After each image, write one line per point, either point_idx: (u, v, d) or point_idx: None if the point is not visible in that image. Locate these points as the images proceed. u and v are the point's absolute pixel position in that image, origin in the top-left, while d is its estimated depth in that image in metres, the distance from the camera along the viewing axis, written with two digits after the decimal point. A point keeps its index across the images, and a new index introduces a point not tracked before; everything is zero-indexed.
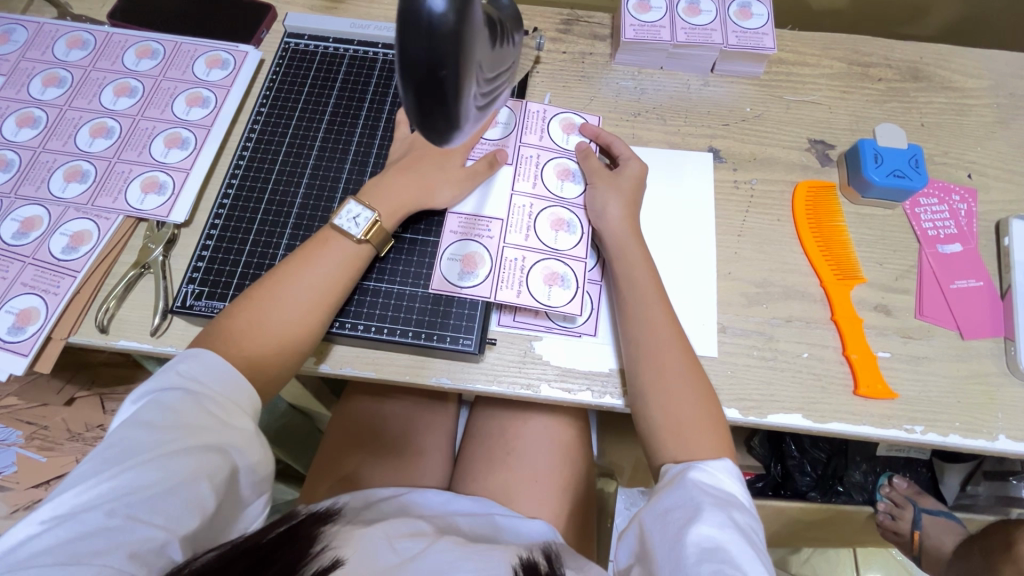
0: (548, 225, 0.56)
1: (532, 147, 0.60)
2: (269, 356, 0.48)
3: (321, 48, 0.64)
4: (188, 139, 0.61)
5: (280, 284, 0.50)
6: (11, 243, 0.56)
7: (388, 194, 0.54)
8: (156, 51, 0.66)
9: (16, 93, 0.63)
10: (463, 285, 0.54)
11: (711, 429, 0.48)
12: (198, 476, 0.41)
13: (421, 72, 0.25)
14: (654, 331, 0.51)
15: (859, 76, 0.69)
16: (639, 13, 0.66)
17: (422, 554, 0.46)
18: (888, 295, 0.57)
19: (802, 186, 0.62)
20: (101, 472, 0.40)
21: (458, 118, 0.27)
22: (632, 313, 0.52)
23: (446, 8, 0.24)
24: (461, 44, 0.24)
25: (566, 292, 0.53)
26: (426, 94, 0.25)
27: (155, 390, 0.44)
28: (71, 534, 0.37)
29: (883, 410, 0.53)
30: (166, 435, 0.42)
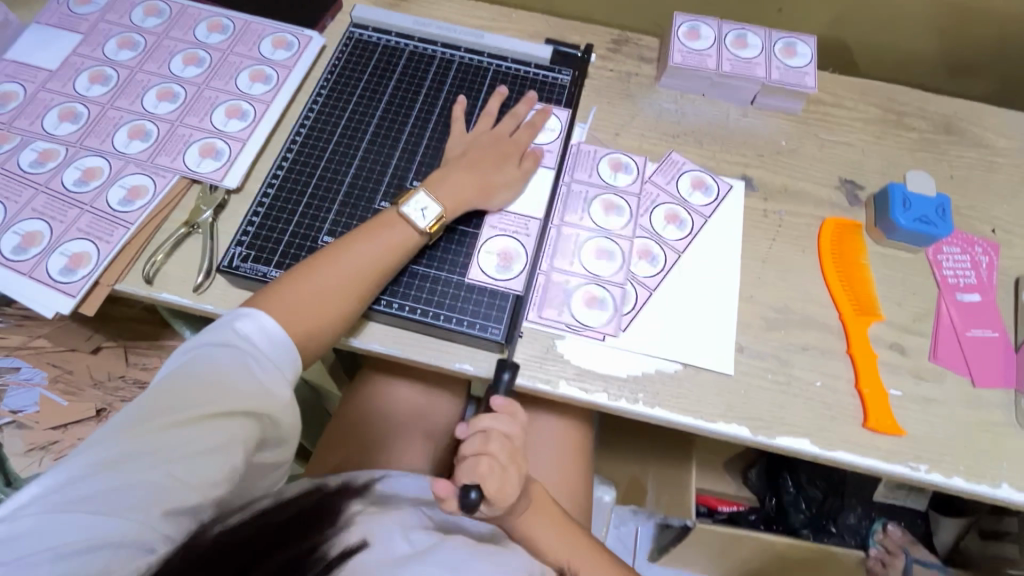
0: (593, 253, 0.59)
1: (580, 183, 0.63)
2: (319, 327, 0.50)
3: (384, 40, 0.67)
4: (248, 111, 0.64)
5: (342, 259, 0.52)
6: (72, 189, 0.59)
7: (451, 187, 0.56)
8: (227, 27, 0.69)
9: (91, 51, 0.67)
10: (500, 279, 0.56)
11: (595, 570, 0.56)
12: (233, 441, 0.44)
13: None
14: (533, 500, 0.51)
15: (893, 123, 0.71)
16: (688, 41, 0.68)
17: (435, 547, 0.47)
18: (905, 335, 0.59)
19: (829, 222, 0.64)
20: (147, 423, 0.42)
21: None
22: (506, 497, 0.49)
23: None
24: None
25: (603, 313, 0.56)
26: None
27: (206, 344, 0.46)
28: (114, 482, 0.40)
29: (890, 446, 0.54)
30: (209, 394, 0.44)
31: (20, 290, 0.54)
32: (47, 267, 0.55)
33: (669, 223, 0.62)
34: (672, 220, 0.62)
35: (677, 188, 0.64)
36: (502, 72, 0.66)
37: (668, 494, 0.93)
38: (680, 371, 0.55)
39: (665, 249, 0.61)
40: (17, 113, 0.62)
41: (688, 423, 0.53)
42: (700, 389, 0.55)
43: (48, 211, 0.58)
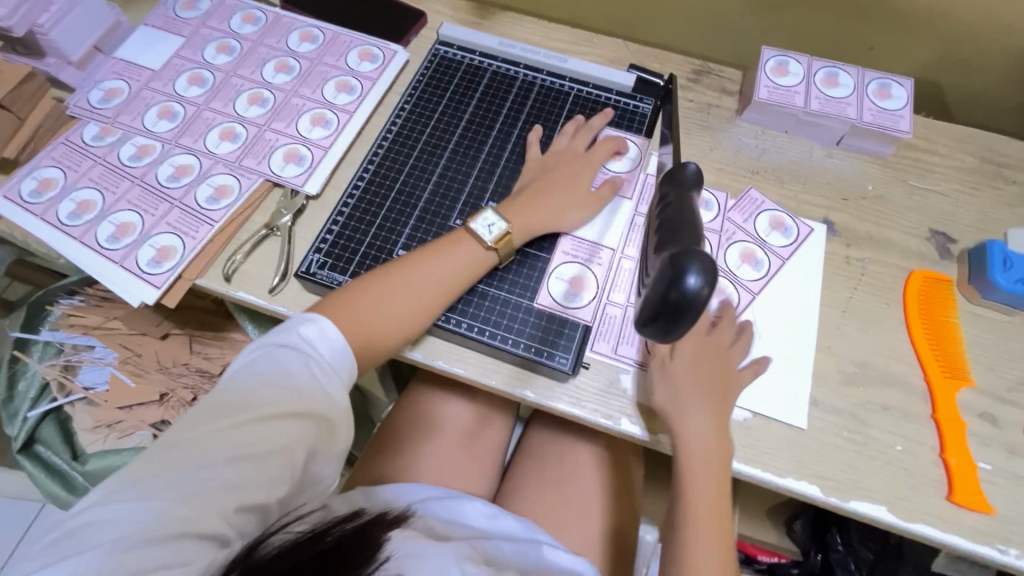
0: None
1: None
2: (383, 337, 0.51)
3: (468, 59, 0.68)
4: (332, 120, 0.66)
5: (410, 272, 0.52)
6: (165, 184, 0.62)
7: (521, 209, 0.56)
8: (317, 38, 0.72)
9: (192, 54, 0.70)
10: (568, 306, 0.55)
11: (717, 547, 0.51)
12: (296, 443, 0.45)
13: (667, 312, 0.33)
14: (704, 451, 0.50)
15: (992, 175, 0.67)
16: (776, 76, 0.66)
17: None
18: (998, 405, 0.55)
19: (916, 275, 0.60)
20: (218, 418, 0.44)
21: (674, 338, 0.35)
22: (684, 434, 0.51)
23: (699, 286, 0.32)
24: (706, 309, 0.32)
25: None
26: (663, 319, 0.33)
27: (273, 345, 0.47)
28: (186, 477, 0.42)
29: (976, 525, 0.50)
30: (276, 397, 0.45)
31: (111, 278, 0.57)
32: (137, 257, 0.58)
33: (744, 263, 0.60)
34: (747, 260, 0.60)
35: (755, 227, 0.62)
36: (582, 97, 0.66)
37: None
38: (749, 419, 0.53)
39: (738, 290, 0.59)
40: (120, 109, 0.66)
41: (754, 475, 0.51)
42: (769, 441, 0.52)
43: (141, 204, 0.60)
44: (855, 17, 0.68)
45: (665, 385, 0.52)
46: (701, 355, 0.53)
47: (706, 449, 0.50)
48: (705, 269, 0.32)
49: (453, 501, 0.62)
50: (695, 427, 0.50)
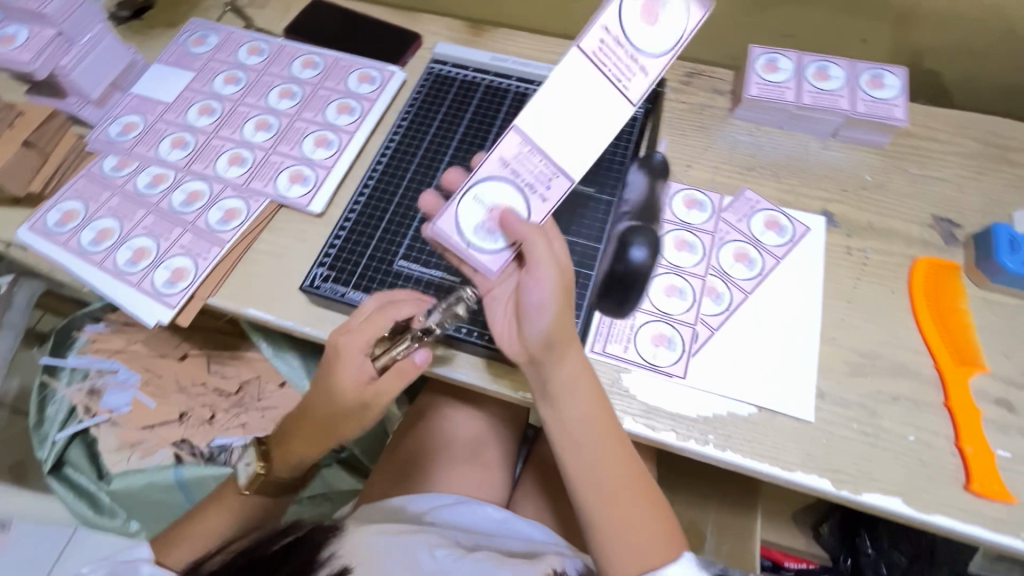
0: (662, 290, 0.58)
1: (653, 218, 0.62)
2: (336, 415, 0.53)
3: (461, 74, 0.71)
4: (333, 141, 0.68)
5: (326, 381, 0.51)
6: (178, 210, 0.65)
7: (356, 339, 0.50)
8: (318, 64, 0.75)
9: (202, 86, 0.74)
10: (477, 240, 0.48)
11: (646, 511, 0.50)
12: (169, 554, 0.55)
13: (617, 282, 0.57)
14: (598, 432, 0.49)
15: (995, 158, 0.66)
16: (765, 73, 0.67)
17: (453, 565, 0.51)
18: (1014, 390, 0.53)
19: (921, 262, 0.59)
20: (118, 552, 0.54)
21: (626, 308, 0.57)
22: (568, 415, 0.49)
23: (638, 259, 0.58)
24: (643, 277, 0.58)
25: (672, 353, 0.55)
26: (616, 287, 0.57)
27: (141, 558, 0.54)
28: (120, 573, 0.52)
29: (997, 514, 0.48)
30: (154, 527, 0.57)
31: (128, 300, 0.60)
32: (153, 280, 0.60)
33: (738, 262, 0.60)
34: (741, 258, 0.60)
35: (750, 226, 0.62)
36: None
37: (733, 543, 0.86)
38: (755, 415, 0.53)
39: (731, 287, 0.59)
40: (137, 141, 0.70)
41: (763, 471, 0.51)
42: (776, 435, 0.52)
43: (157, 229, 0.63)
44: (843, 11, 0.68)
45: (552, 369, 0.49)
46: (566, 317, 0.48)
47: (586, 415, 0.49)
48: (645, 248, 0.58)
49: (462, 504, 0.64)
50: (581, 413, 0.49)
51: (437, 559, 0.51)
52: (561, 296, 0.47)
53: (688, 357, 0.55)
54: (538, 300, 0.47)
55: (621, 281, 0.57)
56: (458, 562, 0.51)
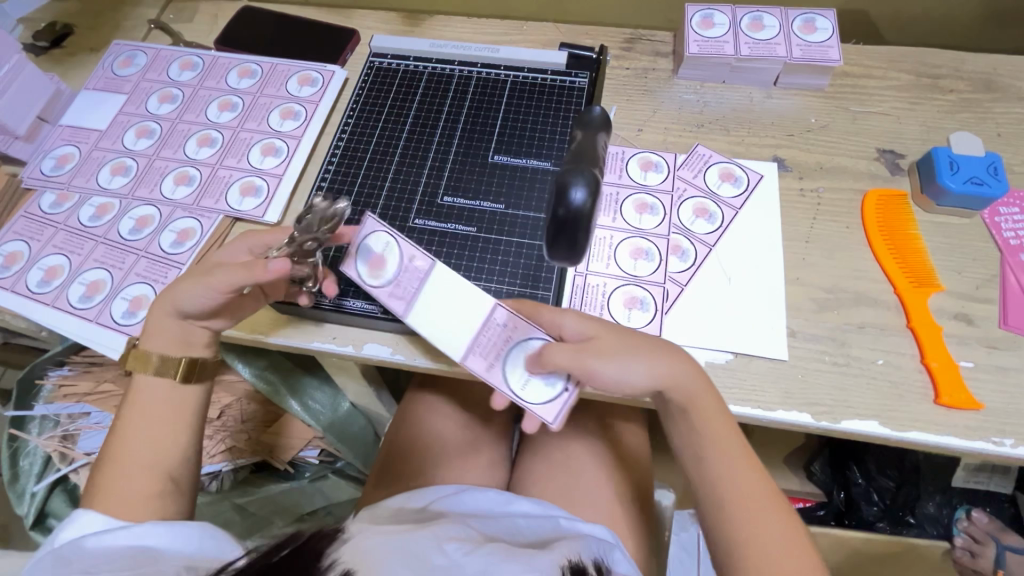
0: (628, 254, 0.59)
1: (611, 185, 0.63)
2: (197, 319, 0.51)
3: (403, 66, 0.70)
4: (281, 147, 0.67)
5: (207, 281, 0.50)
6: (128, 238, 0.62)
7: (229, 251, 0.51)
8: (255, 72, 0.73)
9: (136, 109, 0.71)
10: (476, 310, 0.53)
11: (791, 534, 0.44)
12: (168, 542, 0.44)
13: (562, 227, 0.43)
14: (724, 448, 0.46)
15: (928, 87, 0.68)
16: (702, 30, 0.68)
17: (463, 558, 0.48)
18: (969, 304, 0.56)
19: (871, 195, 0.62)
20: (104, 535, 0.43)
21: (579, 251, 0.44)
22: (696, 429, 0.47)
23: (582, 199, 0.42)
24: (589, 217, 0.43)
25: (644, 314, 0.56)
26: (562, 232, 0.43)
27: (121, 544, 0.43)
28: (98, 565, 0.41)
29: (967, 421, 0.51)
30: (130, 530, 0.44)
31: (88, 335, 0.58)
32: (111, 312, 0.58)
33: (698, 217, 0.61)
34: (701, 213, 0.61)
35: (705, 181, 0.63)
36: (520, 82, 0.68)
37: None
38: (732, 361, 0.54)
39: (695, 243, 0.60)
40: (74, 173, 0.67)
41: (745, 414, 0.52)
42: (754, 376, 0.53)
43: (108, 260, 0.61)
44: None
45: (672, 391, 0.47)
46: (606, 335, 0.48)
47: (710, 429, 0.47)
48: (585, 184, 0.42)
49: (464, 492, 0.63)
50: (703, 426, 0.47)
51: (447, 553, 0.49)
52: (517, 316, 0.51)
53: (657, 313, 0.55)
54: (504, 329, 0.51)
55: (561, 229, 0.43)
56: (469, 555, 0.49)
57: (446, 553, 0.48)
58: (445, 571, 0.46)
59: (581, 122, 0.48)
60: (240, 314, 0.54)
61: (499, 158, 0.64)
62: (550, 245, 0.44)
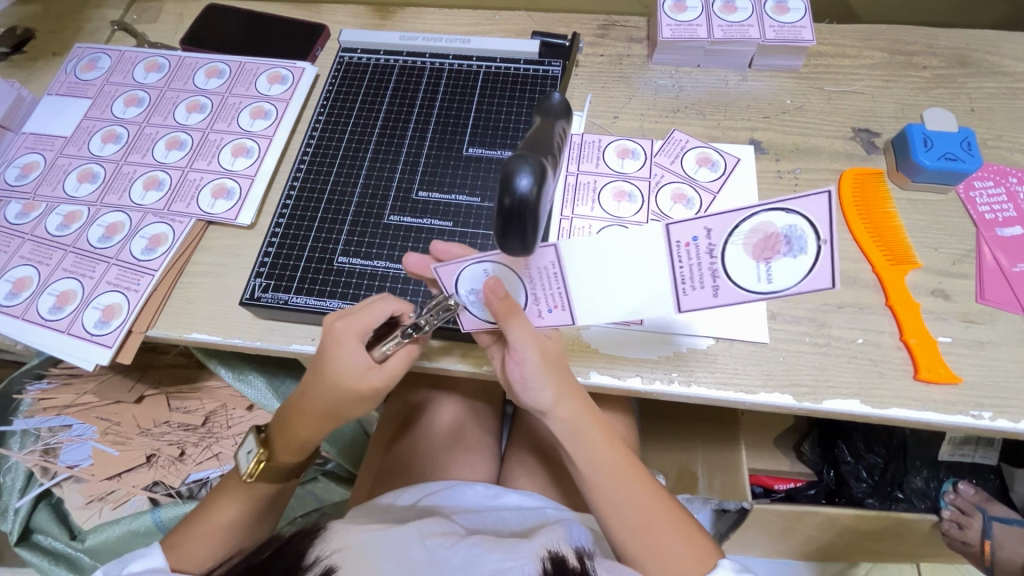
0: None
1: (588, 174, 0.62)
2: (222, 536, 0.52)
3: (373, 60, 0.69)
4: (252, 147, 0.65)
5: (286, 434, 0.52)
6: (97, 246, 0.61)
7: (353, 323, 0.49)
8: (223, 71, 0.71)
9: (101, 113, 0.70)
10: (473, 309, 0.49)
11: (684, 537, 0.50)
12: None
13: (507, 218, 0.34)
14: (608, 461, 0.51)
15: (902, 65, 0.68)
16: (675, 13, 0.67)
17: (446, 552, 0.48)
18: (946, 279, 0.56)
19: (847, 174, 0.62)
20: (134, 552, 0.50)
21: (530, 242, 0.36)
22: (583, 458, 0.51)
23: (527, 186, 0.33)
24: (539, 207, 0.34)
25: (794, 262, 0.40)
26: (509, 223, 0.34)
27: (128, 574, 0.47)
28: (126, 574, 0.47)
29: (946, 396, 0.51)
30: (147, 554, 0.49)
31: (61, 347, 0.56)
32: (84, 322, 0.57)
33: (677, 203, 0.61)
34: (679, 199, 0.61)
35: (683, 166, 0.63)
36: (492, 73, 0.68)
37: (722, 477, 0.89)
38: (713, 346, 0.54)
39: None
40: (40, 182, 0.66)
41: (728, 398, 0.52)
42: (736, 360, 0.53)
43: (78, 269, 0.60)
44: None
45: (555, 422, 0.51)
46: (556, 385, 0.49)
47: (593, 454, 0.51)
48: (534, 170, 0.34)
49: (453, 488, 0.62)
50: (591, 452, 0.51)
51: (429, 548, 0.48)
52: (544, 369, 0.48)
53: (828, 249, 0.39)
54: (520, 375, 0.49)
55: (504, 221, 0.35)
56: (451, 548, 0.48)
57: (428, 547, 0.48)
58: (428, 566, 0.46)
59: (540, 111, 0.42)
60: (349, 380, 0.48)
61: (473, 150, 0.63)
62: (498, 234, 0.36)
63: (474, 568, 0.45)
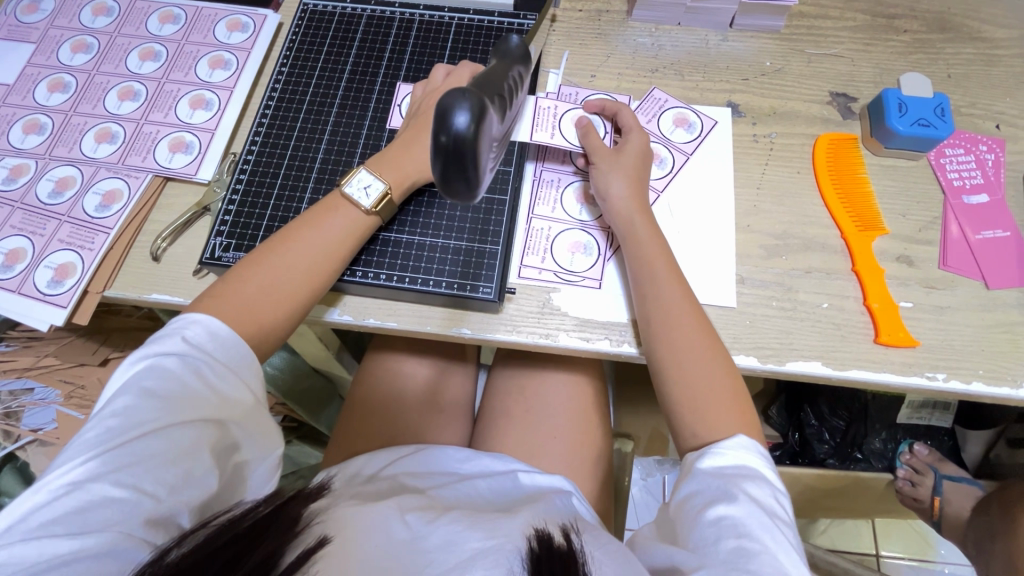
0: (575, 198, 0.59)
1: None
2: (228, 428, 0.46)
3: (340, 9, 0.65)
4: (212, 100, 0.62)
5: (230, 284, 0.50)
6: (47, 202, 0.58)
7: (394, 165, 0.54)
8: (178, 16, 0.67)
9: (46, 59, 0.65)
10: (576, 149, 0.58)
11: (730, 407, 0.48)
12: (191, 451, 0.43)
13: (445, 156, 0.32)
14: (672, 286, 0.51)
15: (883, 28, 0.67)
16: None
17: (427, 529, 0.46)
18: (911, 246, 0.57)
19: (823, 139, 0.61)
20: (99, 447, 0.41)
21: (473, 182, 0.33)
22: (642, 266, 0.52)
23: (466, 124, 0.31)
24: (477, 147, 0.32)
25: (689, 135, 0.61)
26: (450, 162, 0.32)
27: (112, 475, 0.41)
28: (109, 465, 0.41)
29: (905, 359, 0.52)
30: (149, 413, 0.43)
31: (11, 307, 0.54)
32: (35, 281, 0.55)
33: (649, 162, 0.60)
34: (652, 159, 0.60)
35: (660, 126, 0.62)
36: (465, 26, 0.65)
37: None
38: None
39: None
40: None
41: None
42: None
43: (27, 226, 0.57)
44: None
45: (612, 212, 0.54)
46: (635, 196, 0.54)
47: (657, 273, 0.51)
48: (473, 106, 0.32)
49: (425, 454, 0.62)
50: (653, 269, 0.52)
51: (409, 525, 0.46)
52: (632, 185, 0.54)
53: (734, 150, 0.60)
54: (603, 184, 0.55)
55: (443, 163, 0.32)
56: (433, 524, 0.47)
57: (409, 524, 0.46)
58: (408, 547, 0.44)
59: (497, 54, 0.40)
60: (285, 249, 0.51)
61: None
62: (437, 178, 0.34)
63: (459, 549, 0.44)
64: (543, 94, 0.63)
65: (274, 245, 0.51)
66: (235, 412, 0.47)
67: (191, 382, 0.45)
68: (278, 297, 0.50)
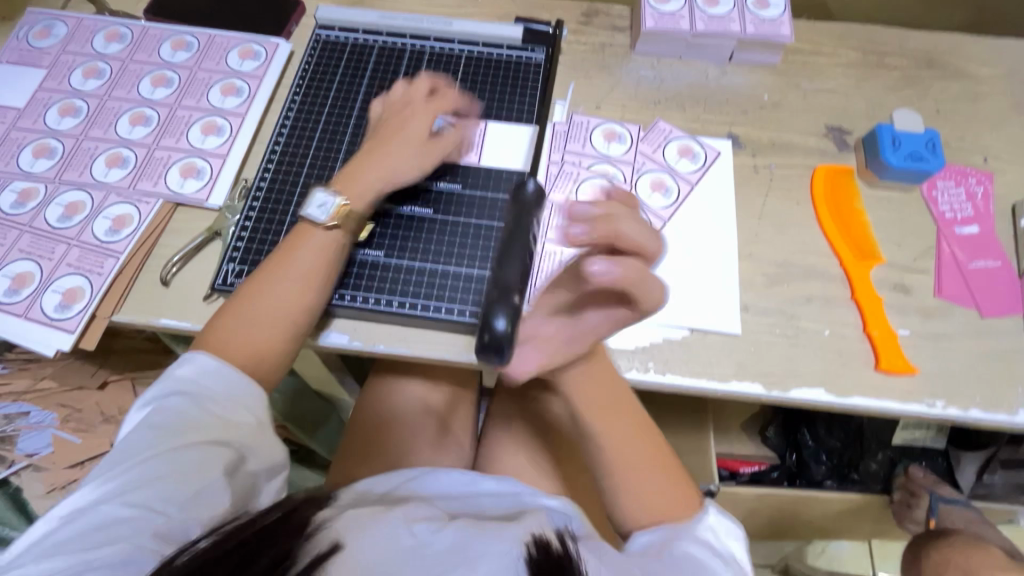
0: None
1: (574, 154, 0.63)
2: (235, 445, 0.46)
3: (352, 39, 0.67)
4: (223, 126, 0.63)
5: (234, 309, 0.50)
6: (56, 226, 0.58)
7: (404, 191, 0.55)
8: (190, 44, 0.68)
9: (58, 84, 0.66)
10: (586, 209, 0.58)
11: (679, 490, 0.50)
12: (199, 468, 0.43)
13: None
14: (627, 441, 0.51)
15: (874, 64, 0.70)
16: (659, 4, 0.67)
17: (433, 537, 0.45)
18: (908, 275, 0.59)
19: (820, 170, 0.63)
20: (113, 469, 0.42)
21: None
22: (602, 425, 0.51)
23: None
24: None
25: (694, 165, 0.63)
26: None
27: (124, 495, 0.41)
28: (121, 486, 0.42)
29: (904, 385, 0.54)
30: (160, 436, 0.44)
31: (17, 332, 0.53)
32: (43, 305, 0.54)
33: (655, 191, 0.62)
34: (657, 188, 0.62)
35: (664, 156, 0.64)
36: (474, 58, 0.67)
37: (691, 461, 0.93)
38: (688, 337, 0.55)
39: (651, 217, 0.60)
40: None
41: (700, 387, 0.53)
42: (708, 350, 0.55)
43: (35, 250, 0.57)
44: None
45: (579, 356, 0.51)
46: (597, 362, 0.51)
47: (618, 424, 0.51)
48: None
49: (430, 474, 0.61)
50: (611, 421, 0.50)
51: (416, 534, 0.45)
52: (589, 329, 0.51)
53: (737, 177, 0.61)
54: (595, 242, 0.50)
55: None
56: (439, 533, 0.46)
57: (415, 532, 0.45)
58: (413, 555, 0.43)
59: None
60: (285, 272, 0.51)
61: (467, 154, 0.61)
62: None
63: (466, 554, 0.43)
64: (550, 124, 0.65)
65: (273, 266, 0.51)
66: (245, 431, 0.47)
67: (202, 403, 0.46)
68: (281, 321, 0.50)
